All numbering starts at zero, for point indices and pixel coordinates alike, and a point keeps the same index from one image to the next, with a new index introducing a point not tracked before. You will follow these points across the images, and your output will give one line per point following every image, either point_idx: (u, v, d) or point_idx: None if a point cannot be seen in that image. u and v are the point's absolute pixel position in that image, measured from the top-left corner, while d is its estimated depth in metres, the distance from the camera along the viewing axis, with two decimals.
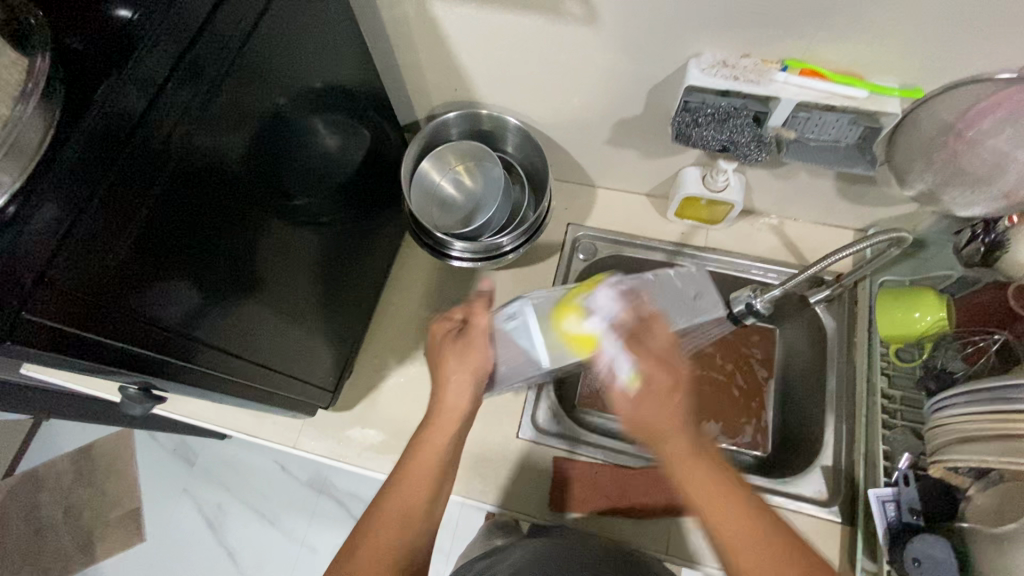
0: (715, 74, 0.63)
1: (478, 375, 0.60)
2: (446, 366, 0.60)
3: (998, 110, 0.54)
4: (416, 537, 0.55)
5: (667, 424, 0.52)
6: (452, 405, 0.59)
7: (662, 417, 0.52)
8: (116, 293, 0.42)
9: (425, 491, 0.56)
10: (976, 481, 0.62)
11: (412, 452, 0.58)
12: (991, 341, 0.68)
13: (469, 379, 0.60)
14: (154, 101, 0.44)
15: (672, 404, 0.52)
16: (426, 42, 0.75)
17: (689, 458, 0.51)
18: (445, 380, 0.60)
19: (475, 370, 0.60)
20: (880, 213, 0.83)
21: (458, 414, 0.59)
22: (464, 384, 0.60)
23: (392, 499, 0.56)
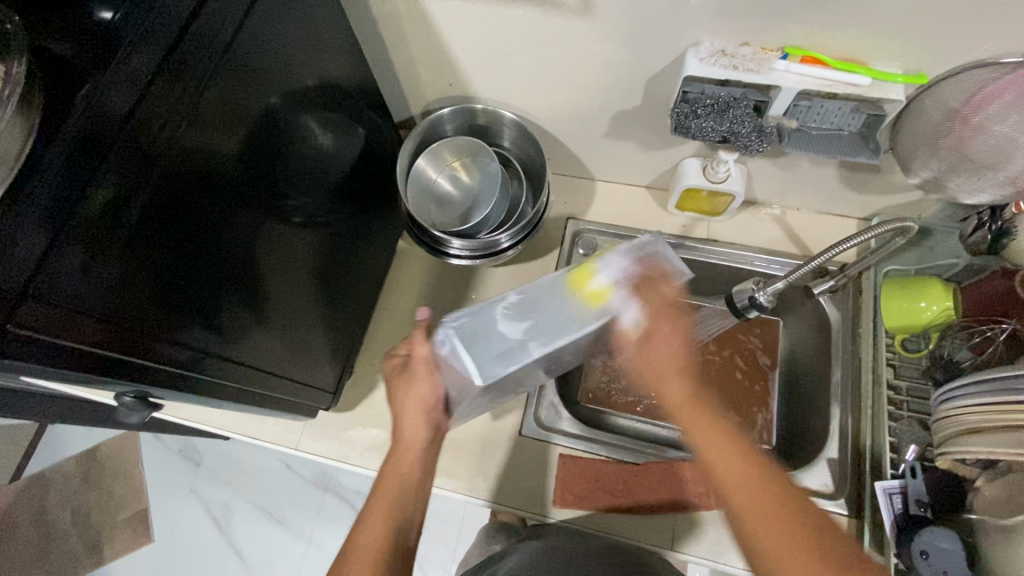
0: (713, 64, 0.62)
1: (433, 408, 0.60)
2: (397, 401, 0.60)
3: (1005, 93, 0.54)
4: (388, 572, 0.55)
5: (673, 359, 0.55)
6: (411, 434, 0.60)
7: (665, 365, 0.55)
8: (106, 300, 0.42)
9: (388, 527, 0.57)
10: (983, 471, 0.61)
11: (373, 494, 0.59)
12: (999, 331, 0.67)
13: (424, 413, 0.60)
14: (140, 102, 0.43)
15: (673, 352, 0.55)
16: (419, 36, 0.74)
17: (687, 402, 0.54)
18: (399, 414, 0.60)
19: (428, 402, 0.60)
20: (884, 201, 0.81)
21: (418, 444, 0.61)
22: (418, 414, 0.60)
23: (363, 535, 0.56)
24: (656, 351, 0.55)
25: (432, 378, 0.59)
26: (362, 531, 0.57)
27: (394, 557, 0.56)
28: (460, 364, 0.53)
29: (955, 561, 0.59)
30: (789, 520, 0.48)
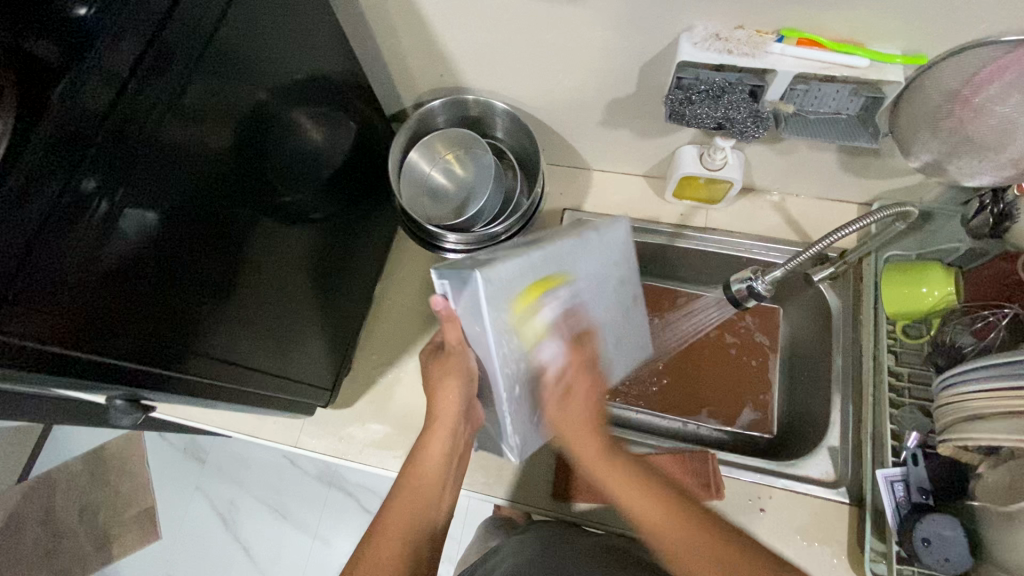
0: (708, 48, 0.60)
1: (470, 392, 0.61)
2: (434, 381, 0.62)
3: (1007, 73, 0.52)
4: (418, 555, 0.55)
5: (584, 410, 0.61)
6: (443, 413, 0.61)
7: (576, 411, 0.61)
8: (95, 302, 0.42)
9: (415, 514, 0.57)
10: (986, 458, 0.61)
11: (403, 477, 0.60)
12: (1001, 315, 0.66)
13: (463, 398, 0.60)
14: (118, 99, 0.42)
15: (586, 397, 0.61)
16: (408, 26, 0.72)
17: (589, 441, 0.60)
18: (435, 393, 0.61)
19: (465, 385, 0.60)
20: (885, 186, 0.80)
21: (451, 424, 0.61)
22: (452, 391, 0.60)
23: (392, 521, 0.57)
24: (569, 406, 0.61)
25: (468, 354, 0.59)
26: (391, 519, 0.57)
27: (422, 544, 0.56)
28: (467, 294, 0.52)
29: (957, 549, 0.59)
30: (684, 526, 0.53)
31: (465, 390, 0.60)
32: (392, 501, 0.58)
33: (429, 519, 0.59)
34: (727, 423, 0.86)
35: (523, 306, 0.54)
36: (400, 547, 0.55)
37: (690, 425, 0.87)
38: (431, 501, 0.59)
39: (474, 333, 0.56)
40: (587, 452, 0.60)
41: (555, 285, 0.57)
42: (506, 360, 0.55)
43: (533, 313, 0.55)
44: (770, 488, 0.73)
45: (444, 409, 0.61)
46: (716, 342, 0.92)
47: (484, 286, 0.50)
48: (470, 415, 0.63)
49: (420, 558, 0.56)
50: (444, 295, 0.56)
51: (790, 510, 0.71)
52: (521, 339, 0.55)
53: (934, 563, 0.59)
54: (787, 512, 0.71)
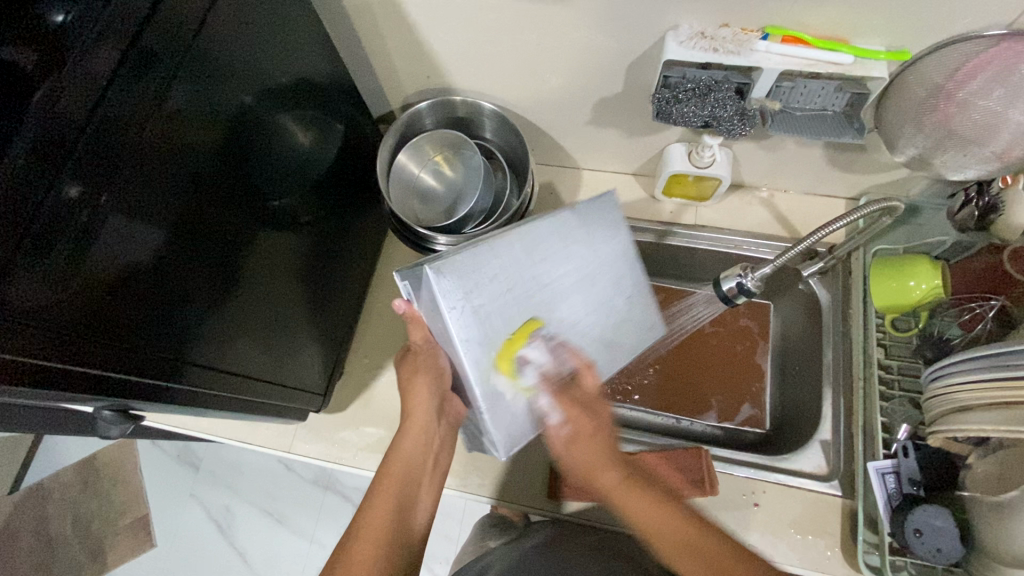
0: (693, 47, 0.61)
1: (440, 386, 0.61)
2: (409, 379, 0.62)
3: (989, 67, 0.53)
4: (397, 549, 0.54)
5: (598, 453, 0.58)
6: (418, 408, 0.61)
7: (593, 454, 0.58)
8: (79, 310, 0.41)
9: (391, 509, 0.57)
10: (975, 449, 0.62)
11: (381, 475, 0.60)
12: (987, 308, 0.68)
13: (433, 390, 0.61)
14: (100, 104, 0.42)
15: (597, 442, 0.59)
16: (393, 28, 0.72)
17: (620, 489, 0.56)
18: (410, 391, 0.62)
19: (434, 379, 0.61)
20: (872, 180, 0.80)
21: (425, 418, 0.62)
22: (425, 385, 0.61)
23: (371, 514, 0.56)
24: (580, 447, 0.59)
25: (436, 352, 0.61)
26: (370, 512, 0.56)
27: (399, 539, 0.55)
28: (423, 286, 0.55)
29: (949, 538, 0.60)
30: (733, 573, 0.48)
31: (435, 383, 0.61)
32: (370, 496, 0.58)
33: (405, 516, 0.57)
34: (727, 416, 0.87)
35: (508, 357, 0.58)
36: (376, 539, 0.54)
37: (683, 421, 0.88)
38: (407, 496, 0.59)
39: (438, 330, 0.58)
40: (617, 499, 0.56)
41: (514, 271, 0.60)
42: (473, 348, 0.56)
43: (517, 373, 0.59)
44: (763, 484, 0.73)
45: (417, 403, 0.61)
46: (707, 336, 0.92)
47: (436, 275, 0.54)
48: (446, 410, 0.63)
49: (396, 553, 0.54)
50: (405, 298, 0.60)
51: (785, 505, 0.71)
52: (484, 326, 0.56)
53: (927, 553, 0.60)
54: (781, 506, 0.71)
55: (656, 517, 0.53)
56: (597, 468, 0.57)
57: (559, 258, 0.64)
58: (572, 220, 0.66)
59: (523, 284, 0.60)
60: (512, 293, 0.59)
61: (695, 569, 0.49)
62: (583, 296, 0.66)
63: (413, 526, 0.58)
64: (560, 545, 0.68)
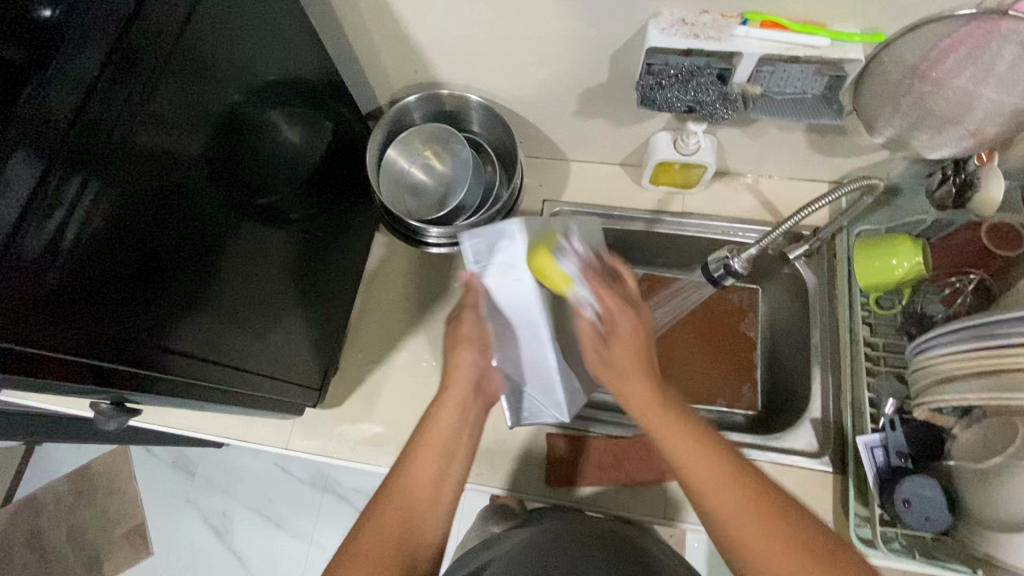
0: (674, 33, 0.62)
1: (483, 362, 0.65)
2: (455, 347, 0.64)
3: (961, 47, 0.55)
4: (422, 527, 0.55)
5: (629, 363, 0.56)
6: (460, 382, 0.63)
7: (627, 366, 0.56)
8: (73, 306, 0.42)
9: (423, 482, 0.57)
10: (960, 420, 0.63)
11: (417, 443, 0.59)
12: (967, 281, 0.70)
13: (476, 365, 0.65)
14: (88, 101, 0.42)
15: (636, 353, 0.56)
16: (379, 23, 0.73)
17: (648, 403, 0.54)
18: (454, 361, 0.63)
19: (478, 355, 0.65)
20: (854, 163, 0.82)
21: (463, 391, 0.63)
22: (467, 358, 0.64)
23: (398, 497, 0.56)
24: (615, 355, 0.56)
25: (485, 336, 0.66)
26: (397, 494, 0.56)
27: (423, 518, 0.56)
28: (503, 244, 0.61)
29: (936, 507, 0.61)
30: (767, 514, 0.48)
31: (474, 355, 0.64)
32: (401, 467, 0.58)
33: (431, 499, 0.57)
34: (729, 402, 0.88)
35: (540, 267, 0.59)
36: (398, 526, 0.54)
37: None
38: (439, 472, 0.58)
39: (511, 289, 0.62)
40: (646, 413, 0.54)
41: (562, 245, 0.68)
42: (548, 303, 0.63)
43: (557, 271, 0.59)
44: (756, 463, 0.74)
45: (456, 375, 0.63)
46: (698, 320, 0.93)
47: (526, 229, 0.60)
48: (482, 387, 0.66)
49: (421, 533, 0.55)
50: (471, 267, 0.63)
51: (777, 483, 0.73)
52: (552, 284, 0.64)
53: (915, 521, 0.62)
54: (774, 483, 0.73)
55: (687, 439, 0.52)
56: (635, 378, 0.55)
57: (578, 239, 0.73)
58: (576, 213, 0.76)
59: None
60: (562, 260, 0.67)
61: (731, 513, 0.49)
62: None
63: (443, 507, 0.57)
64: (560, 526, 0.69)
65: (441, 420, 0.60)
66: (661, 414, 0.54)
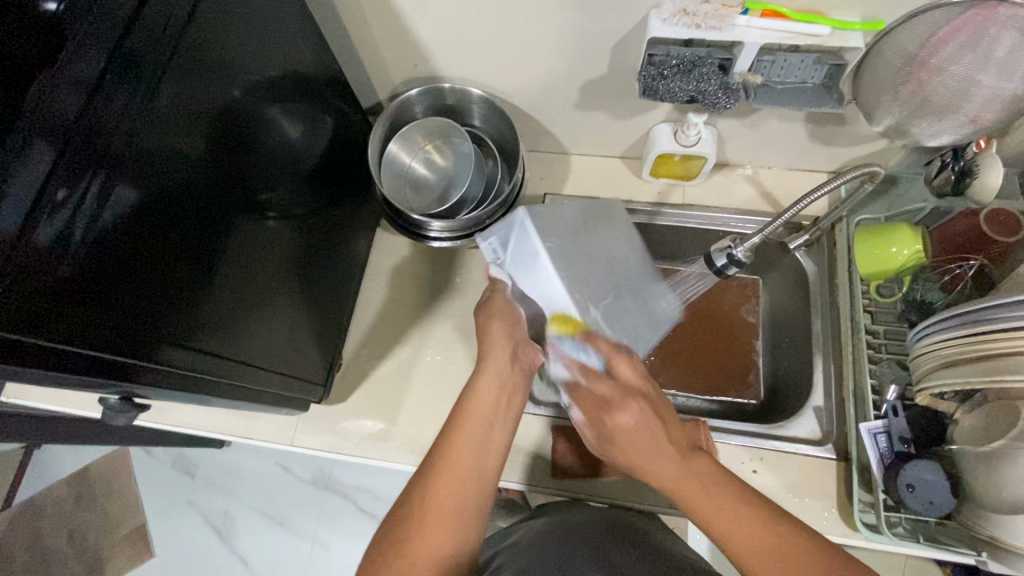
0: (676, 24, 0.62)
1: (516, 332, 0.64)
2: (492, 325, 0.64)
3: (960, 33, 0.55)
4: (468, 502, 0.54)
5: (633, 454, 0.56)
6: (498, 353, 0.62)
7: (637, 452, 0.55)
8: (80, 301, 0.42)
9: (468, 450, 0.56)
10: (962, 405, 0.65)
11: (460, 412, 0.58)
12: (967, 268, 0.71)
13: (508, 335, 0.64)
14: (92, 97, 0.42)
15: (637, 439, 0.55)
16: (379, 17, 0.72)
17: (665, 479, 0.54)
18: (490, 337, 0.63)
19: (510, 326, 0.64)
20: (853, 153, 0.83)
21: (502, 359, 0.62)
22: (503, 333, 0.64)
23: (439, 485, 0.54)
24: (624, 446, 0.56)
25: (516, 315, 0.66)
26: (438, 482, 0.54)
27: (469, 490, 0.54)
28: (517, 231, 0.71)
29: (940, 492, 0.62)
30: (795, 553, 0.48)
31: (508, 328, 0.64)
32: (446, 436, 0.57)
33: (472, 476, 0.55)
34: (739, 394, 0.88)
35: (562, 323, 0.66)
36: (447, 497, 0.53)
37: (680, 397, 0.89)
38: (483, 440, 0.57)
39: (528, 273, 0.68)
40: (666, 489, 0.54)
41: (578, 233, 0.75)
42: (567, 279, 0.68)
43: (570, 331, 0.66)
44: (760, 451, 0.75)
45: (494, 346, 0.63)
46: (698, 310, 0.93)
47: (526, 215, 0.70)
48: (520, 355, 0.64)
49: (468, 506, 0.54)
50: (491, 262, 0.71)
51: (781, 471, 0.73)
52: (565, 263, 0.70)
53: (920, 506, 0.63)
54: (779, 471, 0.73)
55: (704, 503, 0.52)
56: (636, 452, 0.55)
57: (605, 245, 0.77)
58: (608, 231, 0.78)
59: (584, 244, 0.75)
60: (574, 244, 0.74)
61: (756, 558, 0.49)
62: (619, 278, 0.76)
63: (489, 483, 0.56)
64: (566, 519, 0.69)
65: (481, 389, 0.60)
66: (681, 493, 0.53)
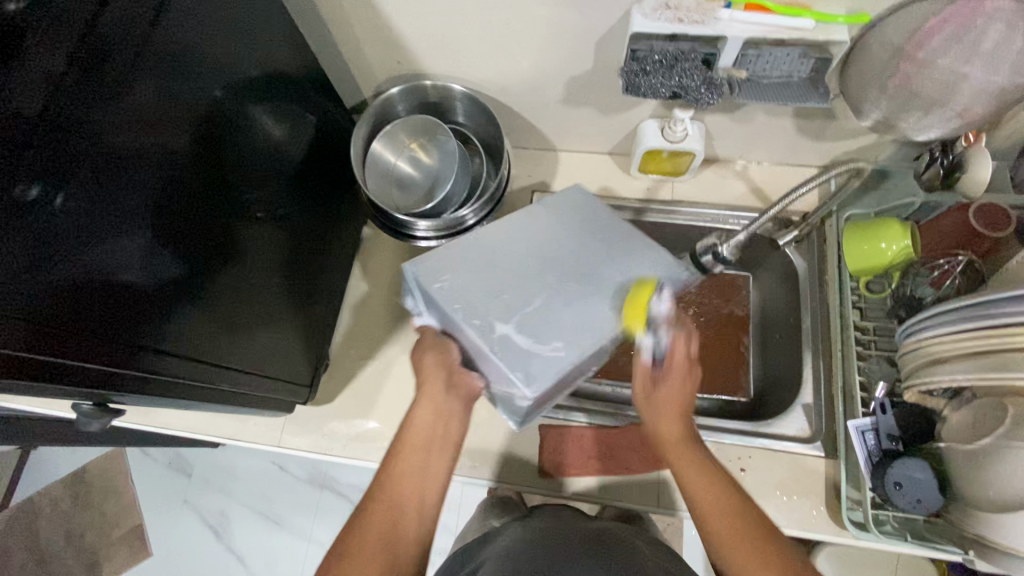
0: (658, 19, 0.61)
1: (447, 360, 0.60)
2: (423, 356, 0.61)
3: (946, 26, 0.54)
4: (402, 534, 0.54)
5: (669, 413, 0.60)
6: (429, 383, 0.60)
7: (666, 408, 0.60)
8: (49, 307, 0.41)
9: (400, 484, 0.57)
10: (950, 401, 0.64)
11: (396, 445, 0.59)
12: (955, 263, 0.70)
13: (441, 363, 0.60)
14: (57, 93, 0.41)
15: (677, 396, 0.60)
16: (360, 14, 0.72)
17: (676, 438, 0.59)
18: (422, 367, 0.61)
19: (441, 355, 0.61)
20: (842, 148, 0.82)
21: (437, 388, 0.60)
22: (434, 361, 0.61)
23: (371, 519, 0.54)
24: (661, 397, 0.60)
25: (446, 343, 0.61)
26: (370, 514, 0.55)
27: (402, 522, 0.55)
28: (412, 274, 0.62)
29: (928, 489, 0.62)
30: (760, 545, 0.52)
31: (441, 356, 0.61)
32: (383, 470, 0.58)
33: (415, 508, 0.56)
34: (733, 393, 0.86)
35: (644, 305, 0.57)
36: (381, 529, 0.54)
37: None
38: (417, 472, 0.58)
39: (434, 312, 0.61)
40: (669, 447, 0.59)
41: (488, 244, 0.62)
42: (461, 309, 0.57)
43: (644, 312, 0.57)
44: (748, 449, 0.74)
45: (427, 374, 0.61)
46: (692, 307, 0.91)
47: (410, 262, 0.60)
48: (456, 381, 0.60)
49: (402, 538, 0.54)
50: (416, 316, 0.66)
51: (769, 469, 0.73)
52: (462, 290, 0.58)
53: (908, 505, 0.62)
54: (768, 469, 0.73)
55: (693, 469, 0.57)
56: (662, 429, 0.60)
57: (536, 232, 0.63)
58: (544, 211, 0.66)
59: (497, 254, 0.61)
60: (482, 266, 0.60)
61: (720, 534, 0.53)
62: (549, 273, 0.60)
63: (427, 512, 0.56)
64: (554, 525, 0.69)
65: (416, 421, 0.60)
66: (682, 456, 0.58)
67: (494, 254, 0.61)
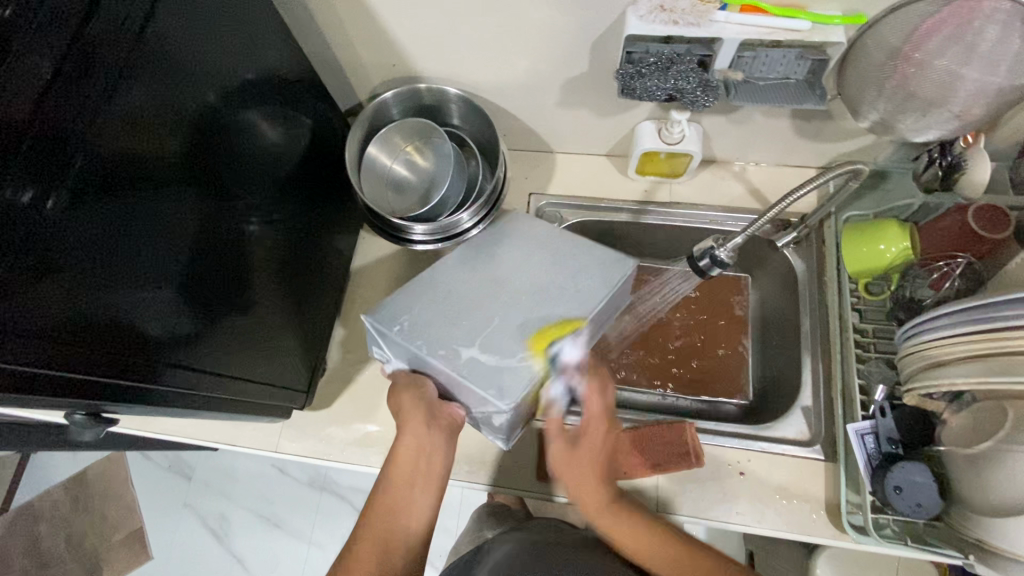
0: (653, 20, 0.61)
1: (424, 401, 0.61)
2: (401, 397, 0.62)
3: (944, 27, 0.53)
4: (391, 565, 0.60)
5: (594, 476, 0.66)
6: (411, 422, 0.61)
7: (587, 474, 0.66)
8: (40, 314, 0.41)
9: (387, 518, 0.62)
10: (949, 405, 0.63)
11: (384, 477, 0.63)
12: (955, 266, 0.69)
13: (419, 404, 0.61)
14: (45, 98, 0.40)
15: (597, 460, 0.67)
16: (354, 17, 0.71)
17: (607, 509, 0.65)
18: (401, 404, 0.62)
19: (417, 396, 0.61)
20: (841, 148, 0.81)
21: (419, 427, 0.61)
22: (413, 400, 0.61)
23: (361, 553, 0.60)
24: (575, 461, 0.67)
25: (420, 381, 0.62)
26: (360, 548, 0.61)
27: (391, 554, 0.60)
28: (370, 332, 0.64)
29: (927, 493, 0.62)
30: None
31: (419, 396, 0.61)
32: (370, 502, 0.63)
33: (405, 536, 0.62)
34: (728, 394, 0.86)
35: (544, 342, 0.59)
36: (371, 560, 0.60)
37: (669, 397, 0.87)
38: (403, 506, 0.62)
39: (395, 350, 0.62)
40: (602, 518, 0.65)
41: (450, 278, 0.65)
42: (425, 342, 0.59)
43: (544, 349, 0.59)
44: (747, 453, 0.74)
45: (408, 412, 0.61)
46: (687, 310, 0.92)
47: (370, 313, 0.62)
48: (438, 416, 0.61)
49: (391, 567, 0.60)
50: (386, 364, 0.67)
51: (769, 473, 0.72)
52: (426, 324, 0.61)
53: (907, 508, 0.62)
54: (767, 472, 0.72)
55: (630, 528, 0.64)
56: (582, 492, 0.66)
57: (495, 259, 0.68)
58: (506, 238, 0.70)
59: (459, 285, 0.65)
60: (446, 300, 0.63)
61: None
62: (511, 292, 0.64)
63: (415, 544, 0.62)
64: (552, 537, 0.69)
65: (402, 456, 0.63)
66: (615, 521, 0.64)
67: (456, 287, 0.65)
